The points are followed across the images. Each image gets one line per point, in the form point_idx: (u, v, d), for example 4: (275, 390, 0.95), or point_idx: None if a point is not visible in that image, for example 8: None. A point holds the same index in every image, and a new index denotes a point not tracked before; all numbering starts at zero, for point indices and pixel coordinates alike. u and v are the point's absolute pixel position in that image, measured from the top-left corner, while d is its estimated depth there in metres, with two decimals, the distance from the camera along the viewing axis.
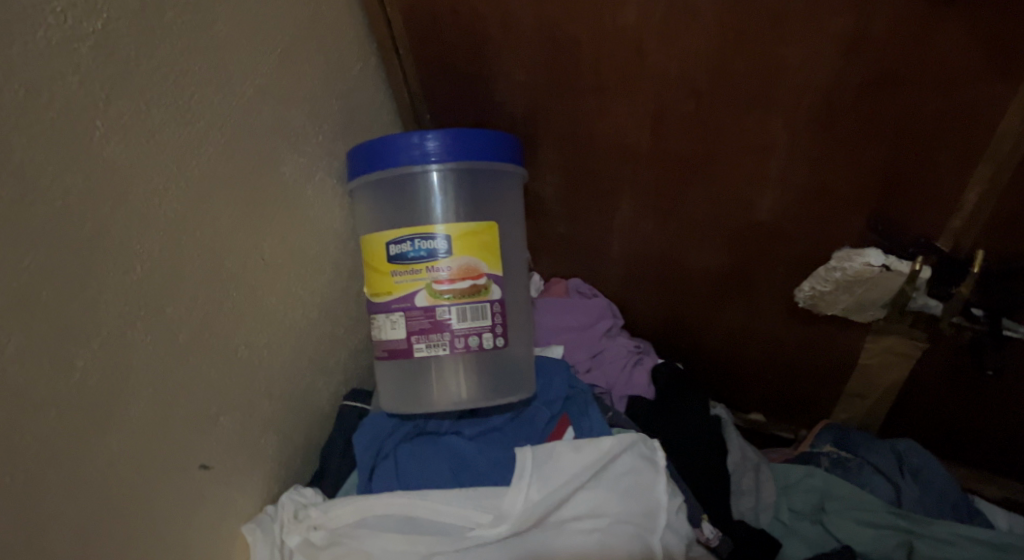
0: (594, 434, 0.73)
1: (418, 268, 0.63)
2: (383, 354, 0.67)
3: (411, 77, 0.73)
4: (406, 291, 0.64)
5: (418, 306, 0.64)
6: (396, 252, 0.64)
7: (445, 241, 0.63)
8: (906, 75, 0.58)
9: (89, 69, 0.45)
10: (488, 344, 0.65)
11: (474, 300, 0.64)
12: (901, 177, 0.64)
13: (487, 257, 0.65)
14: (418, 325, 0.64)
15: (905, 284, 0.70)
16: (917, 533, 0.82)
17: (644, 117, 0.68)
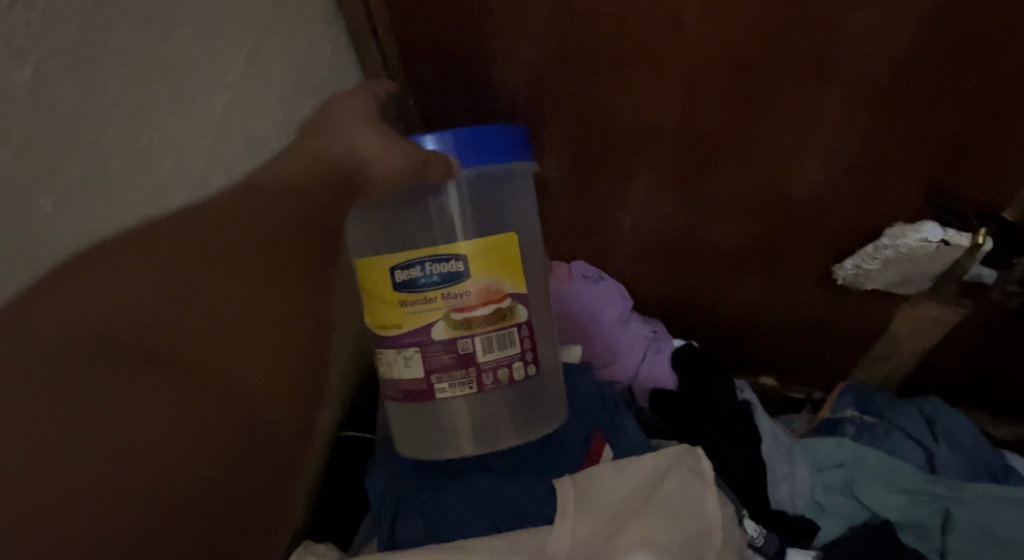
0: (634, 451, 0.67)
1: (432, 296, 0.53)
2: (397, 396, 0.57)
3: (390, 59, 0.61)
4: (420, 323, 0.53)
5: (437, 340, 0.53)
6: (404, 278, 0.53)
7: (462, 263, 0.52)
8: (996, 39, 0.49)
9: (14, 124, 0.33)
10: (520, 375, 0.56)
11: (501, 326, 0.54)
12: (971, 150, 0.56)
13: (511, 274, 0.54)
14: (439, 361, 0.54)
15: (962, 256, 0.63)
16: (954, 499, 0.80)
17: (674, 94, 0.58)
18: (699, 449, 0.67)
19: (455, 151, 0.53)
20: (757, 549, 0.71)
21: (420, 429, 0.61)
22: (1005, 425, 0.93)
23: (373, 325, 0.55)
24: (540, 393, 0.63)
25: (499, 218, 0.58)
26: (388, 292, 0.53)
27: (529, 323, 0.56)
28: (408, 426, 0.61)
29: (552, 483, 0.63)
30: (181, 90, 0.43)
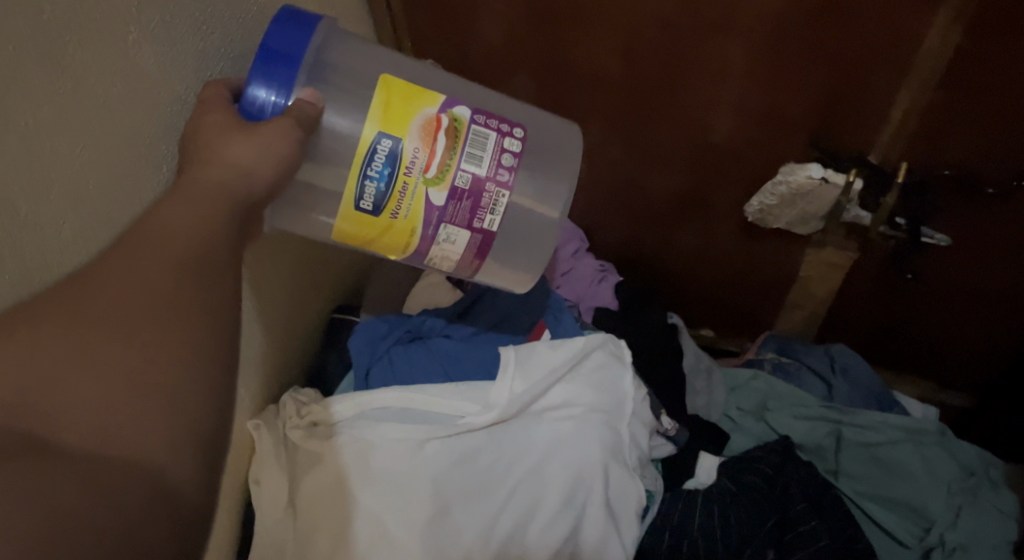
0: (569, 334, 0.83)
1: (401, 188, 0.53)
2: (472, 258, 0.58)
3: (396, 6, 0.77)
4: (420, 205, 0.54)
5: (444, 203, 0.54)
6: (370, 197, 0.53)
7: (388, 137, 0.52)
8: (847, 3, 0.63)
9: None
10: (516, 145, 0.56)
11: (465, 130, 0.53)
12: (841, 98, 0.71)
13: (422, 98, 0.53)
14: (463, 211, 0.55)
15: (840, 195, 0.77)
16: (845, 422, 0.93)
17: (616, 42, 0.72)
18: (620, 341, 0.83)
19: (286, 77, 0.50)
20: (671, 439, 0.86)
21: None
22: (905, 378, 1.07)
23: (401, 257, 0.57)
24: (548, 151, 0.66)
25: (435, 81, 0.61)
26: (375, 223, 0.54)
27: (476, 110, 0.55)
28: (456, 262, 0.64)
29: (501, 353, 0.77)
30: None
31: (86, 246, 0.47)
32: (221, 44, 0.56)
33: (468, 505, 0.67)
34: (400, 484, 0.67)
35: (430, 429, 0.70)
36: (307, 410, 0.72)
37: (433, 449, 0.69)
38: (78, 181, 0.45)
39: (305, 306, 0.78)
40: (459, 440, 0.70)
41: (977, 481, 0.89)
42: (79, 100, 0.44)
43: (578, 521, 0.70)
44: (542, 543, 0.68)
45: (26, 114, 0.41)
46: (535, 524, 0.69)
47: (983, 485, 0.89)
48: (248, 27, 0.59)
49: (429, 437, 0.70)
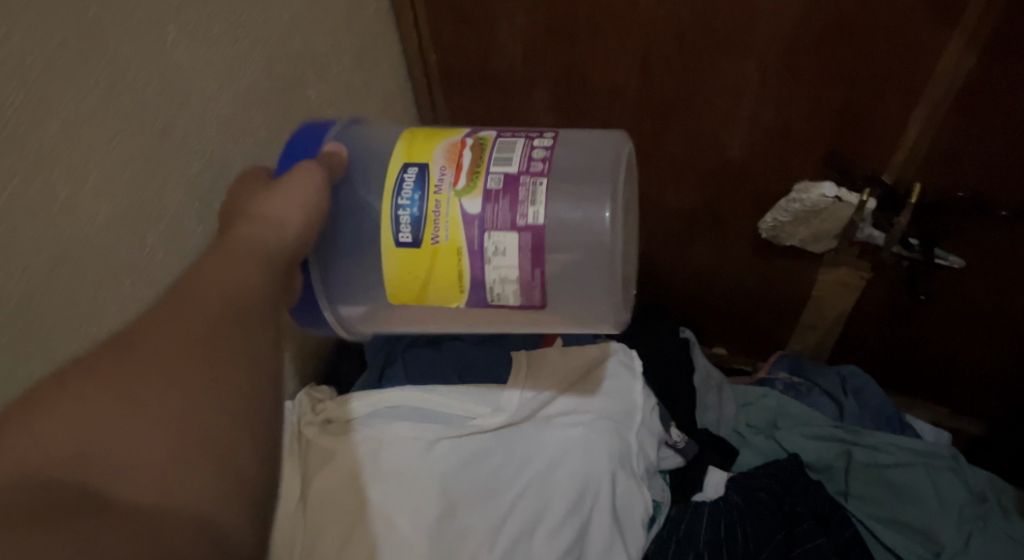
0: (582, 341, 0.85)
1: (436, 207, 0.52)
2: (532, 271, 0.52)
3: (422, 19, 0.80)
4: (458, 220, 0.52)
5: (481, 207, 0.51)
6: (407, 224, 0.52)
7: (415, 165, 0.53)
8: (859, 23, 0.65)
9: None
10: (547, 142, 0.54)
11: (490, 145, 0.54)
12: (854, 117, 0.72)
13: (444, 134, 0.56)
14: (502, 212, 0.51)
15: (854, 214, 0.79)
16: (855, 442, 0.92)
17: (633, 57, 0.74)
18: (632, 352, 0.84)
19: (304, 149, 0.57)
20: (679, 452, 0.86)
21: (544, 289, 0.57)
22: (918, 403, 1.07)
23: (462, 297, 0.54)
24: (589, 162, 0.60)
25: None
26: (419, 252, 0.53)
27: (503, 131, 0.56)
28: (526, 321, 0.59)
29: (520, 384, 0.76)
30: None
31: (121, 232, 0.49)
32: (254, 46, 0.59)
33: (474, 507, 0.68)
34: (407, 481, 0.68)
35: (439, 430, 0.71)
36: (322, 408, 0.74)
37: (442, 449, 0.70)
38: (117, 169, 0.48)
39: None
40: (468, 442, 0.71)
41: (989, 507, 0.88)
42: (118, 94, 0.47)
43: (584, 527, 0.69)
44: (548, 547, 0.67)
45: (71, 104, 0.44)
46: (541, 530, 0.68)
47: (995, 511, 0.88)
48: (281, 30, 0.62)
49: (440, 438, 0.71)
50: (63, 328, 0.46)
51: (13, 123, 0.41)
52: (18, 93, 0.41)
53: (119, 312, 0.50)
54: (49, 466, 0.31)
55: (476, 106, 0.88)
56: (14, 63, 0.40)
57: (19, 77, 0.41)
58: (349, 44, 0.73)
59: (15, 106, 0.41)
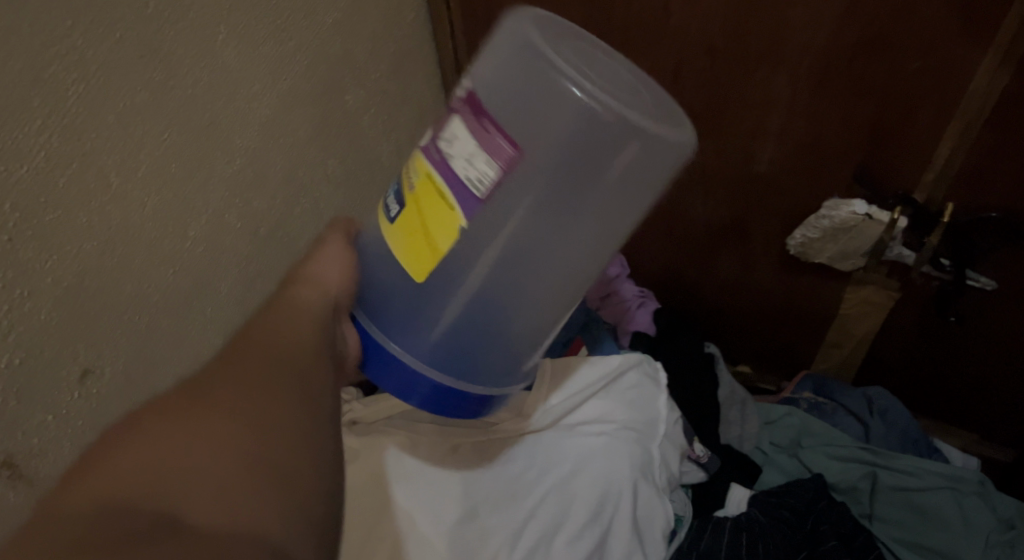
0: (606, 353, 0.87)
1: (405, 171, 0.52)
2: (483, 127, 0.47)
3: (457, 28, 0.82)
4: (417, 155, 0.51)
5: (430, 133, 0.50)
6: (391, 204, 0.52)
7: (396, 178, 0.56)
8: (892, 39, 0.65)
9: None
10: None
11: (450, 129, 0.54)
12: (885, 133, 0.72)
13: None
14: (444, 120, 0.50)
15: (883, 233, 0.78)
16: (881, 465, 0.91)
17: (665, 70, 0.75)
18: (657, 364, 0.84)
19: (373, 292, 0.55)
20: (701, 467, 0.86)
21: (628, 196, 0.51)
22: (946, 428, 1.05)
23: (457, 212, 0.48)
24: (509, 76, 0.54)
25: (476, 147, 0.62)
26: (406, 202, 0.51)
27: None
28: (637, 210, 0.52)
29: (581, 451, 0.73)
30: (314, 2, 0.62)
31: (165, 223, 0.51)
32: (298, 49, 0.61)
33: (495, 510, 0.68)
34: (433, 481, 0.69)
35: (462, 434, 0.73)
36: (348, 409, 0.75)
37: (465, 452, 0.72)
38: (164, 161, 0.50)
39: None
40: (490, 446, 0.73)
41: (1016, 534, 0.86)
42: (170, 89, 0.49)
43: (603, 536, 0.69)
44: (569, 552, 0.66)
45: (126, 97, 0.46)
46: (559, 537, 0.67)
47: None
48: (324, 35, 0.64)
49: (462, 441, 0.73)
50: (108, 313, 0.48)
51: (73, 113, 0.43)
52: (79, 84, 0.43)
53: (161, 301, 0.52)
54: (125, 501, 0.34)
55: None
56: (77, 56, 0.42)
57: (81, 70, 0.43)
58: (387, 52, 0.75)
59: (75, 96, 0.43)
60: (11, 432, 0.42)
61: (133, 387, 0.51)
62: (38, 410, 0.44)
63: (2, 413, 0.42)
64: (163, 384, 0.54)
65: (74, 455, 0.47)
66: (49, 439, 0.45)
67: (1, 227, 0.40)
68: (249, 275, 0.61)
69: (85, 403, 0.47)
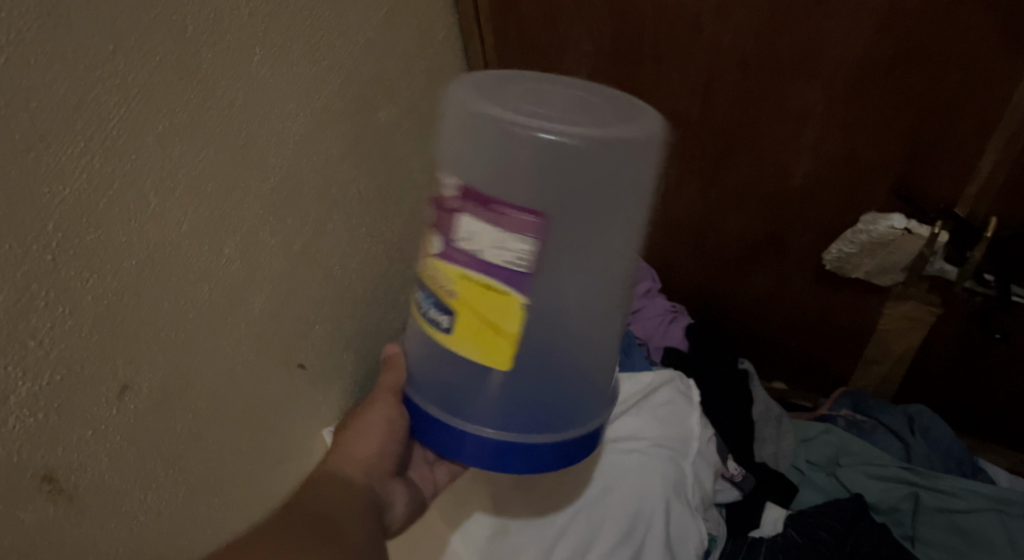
0: (637, 367, 0.85)
1: (429, 281, 0.56)
2: (495, 212, 0.51)
3: (488, 44, 0.83)
4: (439, 267, 0.55)
5: (439, 242, 0.55)
6: (433, 316, 0.57)
7: (445, 323, 0.56)
8: (930, 50, 0.64)
9: (256, 3, 0.52)
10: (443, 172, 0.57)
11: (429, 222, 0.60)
12: (924, 146, 0.70)
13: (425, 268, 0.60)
14: (443, 223, 0.54)
15: (924, 247, 0.76)
16: (923, 485, 0.87)
17: (696, 85, 0.75)
18: (690, 381, 0.83)
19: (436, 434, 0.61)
20: (736, 485, 0.85)
21: (578, 205, 0.56)
22: (992, 447, 1.01)
23: (483, 292, 0.53)
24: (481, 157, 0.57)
25: None
26: (467, 329, 0.55)
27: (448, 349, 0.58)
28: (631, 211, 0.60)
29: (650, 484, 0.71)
30: (347, 22, 0.63)
31: (202, 241, 0.52)
32: (331, 68, 0.62)
33: (525, 526, 0.69)
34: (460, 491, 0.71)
35: None
36: None
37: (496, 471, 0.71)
38: (202, 179, 0.51)
39: (387, 324, 0.82)
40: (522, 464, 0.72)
41: None
42: (208, 110, 0.50)
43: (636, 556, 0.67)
44: None
45: (165, 118, 0.47)
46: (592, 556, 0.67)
47: None
48: (356, 53, 0.65)
49: None
50: (146, 330, 0.48)
51: (114, 135, 0.44)
52: (121, 107, 0.44)
53: (198, 318, 0.53)
54: None
55: None
56: (119, 79, 0.43)
57: (123, 92, 0.44)
58: (418, 69, 0.76)
59: (117, 119, 0.44)
60: (51, 447, 0.43)
61: (170, 403, 0.51)
62: (79, 424, 0.45)
63: (42, 429, 0.42)
64: (200, 399, 0.54)
65: (112, 470, 0.48)
66: (88, 453, 0.46)
67: (44, 245, 0.41)
68: (284, 291, 0.62)
69: (124, 418, 0.48)
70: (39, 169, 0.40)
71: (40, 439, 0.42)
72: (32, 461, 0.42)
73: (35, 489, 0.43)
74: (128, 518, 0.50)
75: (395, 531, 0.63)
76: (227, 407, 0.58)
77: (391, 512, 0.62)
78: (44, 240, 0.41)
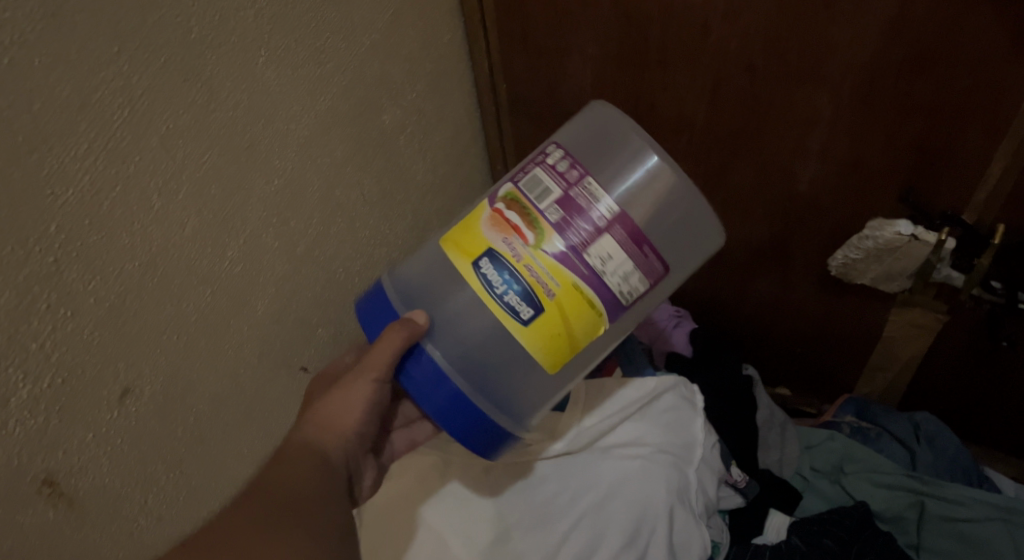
0: (641, 371, 0.84)
1: (528, 269, 0.54)
2: (641, 249, 0.54)
3: (493, 46, 0.83)
4: (554, 259, 0.54)
5: (562, 238, 0.54)
6: (516, 297, 0.54)
7: (530, 311, 0.54)
8: (938, 56, 0.63)
9: (261, 5, 0.52)
10: (556, 155, 0.57)
11: (520, 194, 0.56)
12: (932, 153, 0.70)
13: (476, 220, 0.57)
14: (577, 224, 0.54)
15: (931, 254, 0.76)
16: (929, 493, 0.87)
17: (702, 89, 0.75)
18: (695, 387, 0.83)
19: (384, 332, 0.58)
20: (740, 491, 0.84)
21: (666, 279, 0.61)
22: (998, 456, 1.01)
23: (598, 313, 0.55)
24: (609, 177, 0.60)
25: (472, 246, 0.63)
26: (550, 329, 0.54)
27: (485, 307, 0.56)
28: None
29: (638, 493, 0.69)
30: (352, 25, 0.63)
31: (205, 243, 0.51)
32: (336, 70, 0.62)
33: (527, 532, 0.68)
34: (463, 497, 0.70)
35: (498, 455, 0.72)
36: None
37: (497, 476, 0.71)
38: (206, 181, 0.50)
39: None
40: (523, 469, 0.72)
41: None
42: (212, 111, 0.50)
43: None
44: None
45: (169, 120, 0.47)
46: None
47: None
48: (362, 55, 0.65)
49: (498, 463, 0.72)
50: (148, 333, 0.48)
51: (118, 136, 0.44)
52: (124, 108, 0.44)
53: (200, 320, 0.52)
54: None
55: (542, 132, 0.89)
56: (123, 80, 0.43)
57: (127, 94, 0.44)
58: (423, 71, 0.76)
59: (121, 120, 0.44)
60: (52, 450, 0.43)
61: (172, 406, 0.51)
62: (79, 427, 0.44)
63: (43, 432, 0.42)
64: (202, 401, 0.54)
65: (113, 473, 0.47)
66: (89, 457, 0.45)
67: (46, 247, 0.41)
68: (287, 294, 0.62)
69: (125, 421, 0.48)
70: (42, 171, 0.40)
71: (40, 442, 0.42)
72: (32, 464, 0.42)
73: (35, 493, 0.42)
74: (128, 521, 0.49)
75: (361, 503, 0.63)
76: (229, 409, 0.57)
77: (360, 488, 0.62)
78: (46, 242, 0.41)
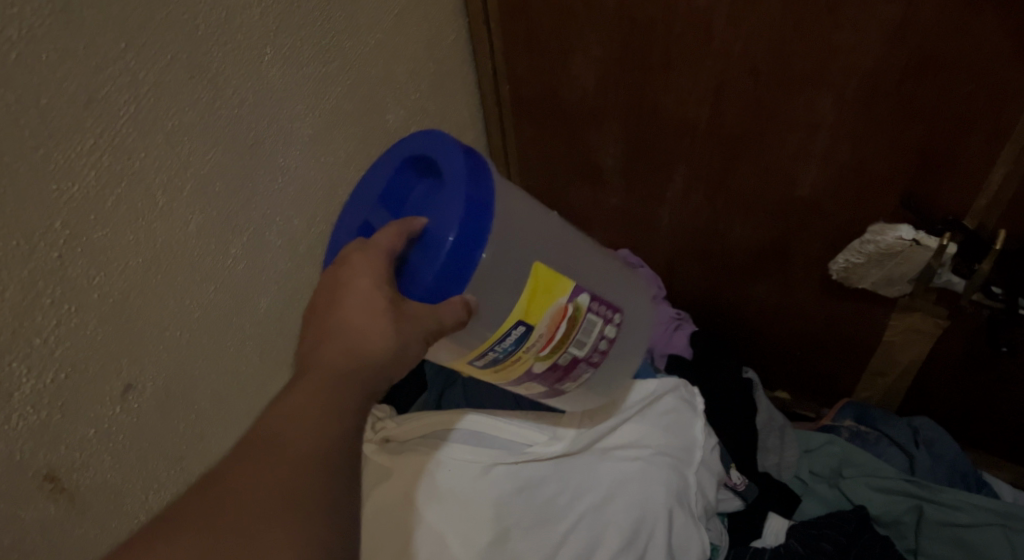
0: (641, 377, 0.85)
1: (513, 359, 0.54)
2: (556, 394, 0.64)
3: (497, 47, 0.83)
4: (518, 369, 0.56)
5: (537, 368, 0.57)
6: (486, 359, 0.54)
7: (479, 361, 0.54)
8: (942, 61, 0.63)
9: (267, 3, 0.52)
10: (612, 330, 0.59)
11: (580, 321, 0.55)
12: (934, 158, 0.70)
13: (561, 288, 0.52)
14: (557, 374, 0.59)
15: (932, 259, 0.75)
16: (927, 499, 0.86)
17: (705, 92, 0.75)
18: (694, 389, 0.83)
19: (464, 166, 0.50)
20: (739, 494, 0.85)
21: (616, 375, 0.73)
22: (997, 462, 1.01)
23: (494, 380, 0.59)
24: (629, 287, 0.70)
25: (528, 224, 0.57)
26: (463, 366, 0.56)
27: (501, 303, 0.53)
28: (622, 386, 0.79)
29: (638, 502, 0.69)
30: (358, 24, 0.63)
31: (208, 239, 0.51)
32: (341, 69, 0.62)
33: (527, 533, 0.67)
34: None
35: (496, 454, 0.71)
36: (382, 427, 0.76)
37: (497, 475, 0.70)
38: (210, 179, 0.50)
39: None
40: (524, 468, 0.71)
41: None
42: (217, 109, 0.50)
43: None
44: None
45: (174, 116, 0.47)
46: None
47: None
48: (367, 55, 0.65)
49: (496, 462, 0.71)
50: (151, 329, 0.48)
51: (123, 132, 0.44)
52: (130, 105, 0.44)
53: (203, 317, 0.52)
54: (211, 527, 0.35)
55: (545, 133, 0.89)
56: (129, 77, 0.43)
57: (133, 90, 0.44)
58: (427, 72, 0.76)
59: (127, 116, 0.44)
60: (54, 445, 0.43)
61: (173, 402, 0.51)
62: (80, 424, 0.44)
63: (46, 426, 0.42)
64: (203, 397, 0.54)
65: (113, 469, 0.47)
66: (90, 452, 0.45)
67: (52, 242, 0.41)
68: (289, 292, 0.62)
69: (126, 417, 0.47)
70: (49, 166, 0.40)
71: (42, 437, 0.42)
72: (34, 459, 0.42)
73: (37, 488, 0.42)
74: (127, 517, 0.49)
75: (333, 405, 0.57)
76: (229, 407, 0.57)
77: None
78: (51, 237, 0.41)
